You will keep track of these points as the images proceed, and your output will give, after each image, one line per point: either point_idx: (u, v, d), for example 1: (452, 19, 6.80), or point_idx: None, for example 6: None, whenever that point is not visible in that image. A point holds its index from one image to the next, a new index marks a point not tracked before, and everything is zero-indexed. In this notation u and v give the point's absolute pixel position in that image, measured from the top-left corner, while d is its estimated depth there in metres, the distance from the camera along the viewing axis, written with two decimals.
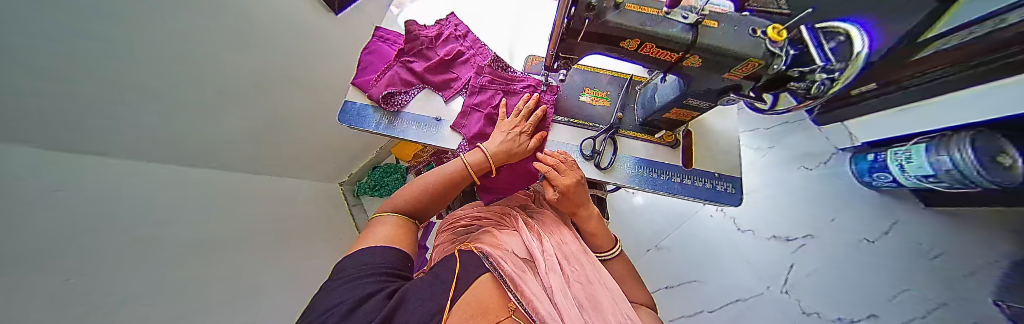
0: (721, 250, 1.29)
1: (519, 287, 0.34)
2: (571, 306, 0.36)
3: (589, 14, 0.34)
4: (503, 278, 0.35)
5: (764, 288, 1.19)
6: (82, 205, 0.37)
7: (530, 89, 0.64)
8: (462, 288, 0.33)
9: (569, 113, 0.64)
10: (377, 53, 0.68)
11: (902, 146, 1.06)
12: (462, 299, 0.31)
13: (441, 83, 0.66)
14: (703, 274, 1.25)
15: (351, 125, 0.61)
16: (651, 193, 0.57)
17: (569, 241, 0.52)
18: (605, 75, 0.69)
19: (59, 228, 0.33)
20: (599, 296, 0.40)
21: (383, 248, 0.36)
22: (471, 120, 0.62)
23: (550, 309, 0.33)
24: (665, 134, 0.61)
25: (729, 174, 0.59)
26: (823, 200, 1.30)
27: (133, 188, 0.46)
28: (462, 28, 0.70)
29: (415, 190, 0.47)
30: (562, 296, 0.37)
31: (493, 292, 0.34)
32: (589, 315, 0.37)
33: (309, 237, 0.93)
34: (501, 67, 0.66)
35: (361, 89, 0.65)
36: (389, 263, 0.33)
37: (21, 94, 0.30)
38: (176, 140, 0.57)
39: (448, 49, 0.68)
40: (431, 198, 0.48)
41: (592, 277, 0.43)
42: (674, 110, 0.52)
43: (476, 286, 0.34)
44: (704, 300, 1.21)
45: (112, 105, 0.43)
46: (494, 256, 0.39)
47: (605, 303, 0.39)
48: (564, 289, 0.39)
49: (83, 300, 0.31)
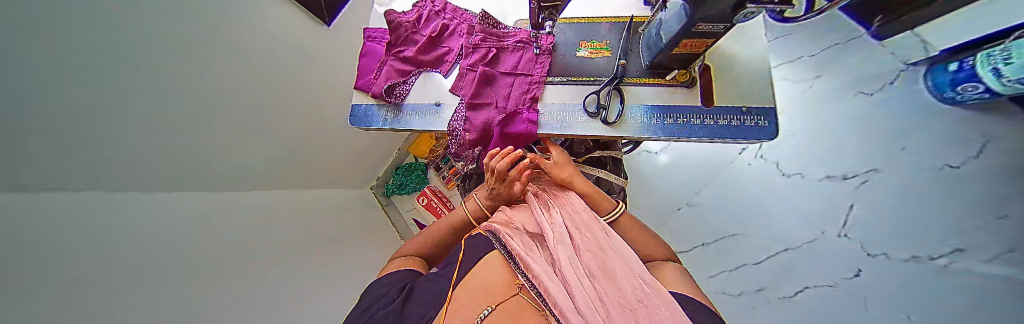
0: (759, 201, 1.23)
1: (526, 264, 0.39)
2: (582, 277, 0.38)
3: None
4: (511, 256, 0.42)
5: (817, 233, 1.02)
6: (78, 226, 0.40)
7: (522, 42, 0.63)
8: (476, 268, 0.43)
9: (567, 72, 0.61)
10: (369, 54, 0.69)
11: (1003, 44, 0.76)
12: (478, 279, 0.40)
13: (433, 61, 0.65)
14: (746, 228, 1.22)
15: (363, 126, 0.65)
16: (669, 141, 0.54)
17: (582, 211, 0.52)
18: (602, 24, 0.64)
19: (46, 248, 0.34)
20: (611, 266, 0.40)
21: (397, 271, 0.48)
22: (467, 80, 0.61)
23: (557, 281, 0.37)
24: (677, 73, 0.56)
25: (760, 105, 0.53)
26: (892, 121, 0.98)
27: (129, 207, 0.50)
28: (439, 2, 0.68)
29: (421, 241, 0.59)
30: (572, 268, 0.39)
31: (503, 271, 0.41)
32: (600, 284, 0.38)
33: (332, 242, 1.00)
34: (491, 24, 0.64)
35: (363, 90, 0.67)
36: (402, 276, 0.46)
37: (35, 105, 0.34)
38: (182, 161, 0.62)
39: (432, 27, 0.67)
40: (438, 247, 0.59)
41: (604, 246, 0.44)
42: (684, 42, 0.45)
43: (484, 266, 0.43)
44: (746, 253, 1.18)
45: (102, 123, 0.44)
46: (501, 234, 0.46)
47: (618, 271, 0.39)
48: (575, 261, 0.40)
49: (87, 304, 0.34)
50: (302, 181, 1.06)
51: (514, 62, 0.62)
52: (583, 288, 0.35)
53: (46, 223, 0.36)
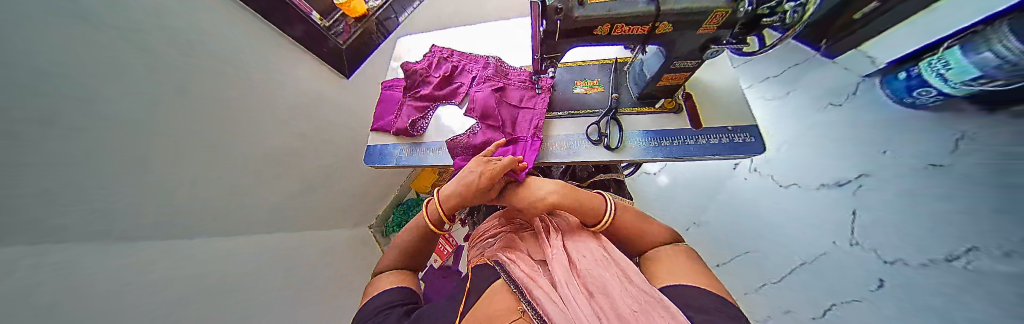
0: (770, 210, 1.21)
1: (530, 291, 0.37)
2: (576, 293, 0.36)
3: (558, 15, 0.40)
4: (515, 284, 0.40)
5: (828, 245, 0.95)
6: (85, 293, 0.39)
7: (525, 82, 0.71)
8: (478, 304, 0.41)
9: (568, 105, 0.69)
10: (387, 99, 0.77)
11: (937, 54, 0.89)
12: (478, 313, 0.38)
13: (447, 95, 0.72)
14: (756, 244, 1.19)
15: (379, 164, 0.68)
16: (671, 161, 0.57)
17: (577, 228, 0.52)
18: (592, 65, 0.74)
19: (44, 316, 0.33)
20: (605, 277, 0.38)
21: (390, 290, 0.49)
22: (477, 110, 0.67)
23: (558, 308, 0.34)
24: (664, 101, 0.63)
25: (745, 124, 0.58)
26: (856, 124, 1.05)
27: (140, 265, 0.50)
28: (447, 50, 0.78)
29: (397, 253, 0.57)
30: (569, 289, 0.37)
31: (508, 300, 0.39)
32: (596, 299, 0.35)
33: (316, 294, 0.92)
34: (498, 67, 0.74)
35: (383, 131, 0.72)
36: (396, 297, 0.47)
37: (67, 142, 0.39)
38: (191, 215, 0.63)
39: (444, 69, 0.76)
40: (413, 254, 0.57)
41: (602, 260, 0.42)
42: (666, 77, 0.54)
43: (487, 303, 0.40)
44: (766, 272, 1.13)
45: (106, 178, 0.45)
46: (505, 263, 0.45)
47: (613, 282, 0.37)
48: (571, 280, 0.39)
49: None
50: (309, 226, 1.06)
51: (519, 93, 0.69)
52: (577, 305, 0.34)
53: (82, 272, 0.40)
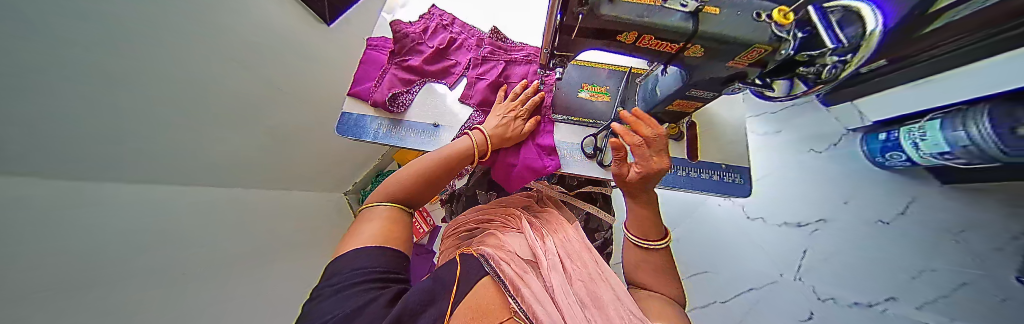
0: (731, 237, 1.32)
1: (519, 291, 0.33)
2: (573, 304, 0.36)
3: (583, 9, 0.34)
4: (503, 282, 0.35)
5: (778, 276, 1.20)
6: (73, 232, 0.38)
7: (530, 59, 0.66)
8: (463, 292, 0.32)
9: (569, 111, 0.66)
10: (369, 62, 0.68)
11: (917, 123, 1.00)
12: (463, 303, 0.31)
13: (442, 70, 0.66)
14: (714, 266, 1.28)
15: (352, 136, 0.60)
16: (658, 187, 0.60)
17: (568, 233, 0.55)
18: (602, 69, 0.71)
19: (43, 255, 0.33)
20: (600, 291, 0.40)
21: (375, 249, 0.34)
22: (475, 89, 0.63)
23: (551, 311, 0.32)
24: (668, 126, 0.65)
25: (734, 164, 0.63)
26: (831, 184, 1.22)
27: (127, 208, 0.48)
28: (447, 16, 0.70)
29: (404, 179, 0.46)
30: (564, 296, 0.36)
31: (493, 294, 0.33)
32: (592, 312, 0.36)
33: (299, 250, 0.92)
34: (498, 40, 0.67)
35: (361, 98, 0.64)
36: (379, 266, 0.32)
37: (62, 82, 0.36)
38: (165, 167, 0.58)
39: (438, 39, 0.68)
40: (425, 184, 0.48)
41: (595, 275, 0.44)
42: (677, 101, 0.54)
43: (476, 289, 0.34)
44: (716, 291, 1.24)
45: (86, 120, 0.41)
46: (494, 258, 0.40)
47: (607, 298, 0.38)
48: (565, 288, 0.39)
49: (56, 272, 0.33)
50: (280, 187, 0.98)
51: (521, 73, 0.66)
52: (574, 315, 0.33)
53: (74, 213, 0.39)
